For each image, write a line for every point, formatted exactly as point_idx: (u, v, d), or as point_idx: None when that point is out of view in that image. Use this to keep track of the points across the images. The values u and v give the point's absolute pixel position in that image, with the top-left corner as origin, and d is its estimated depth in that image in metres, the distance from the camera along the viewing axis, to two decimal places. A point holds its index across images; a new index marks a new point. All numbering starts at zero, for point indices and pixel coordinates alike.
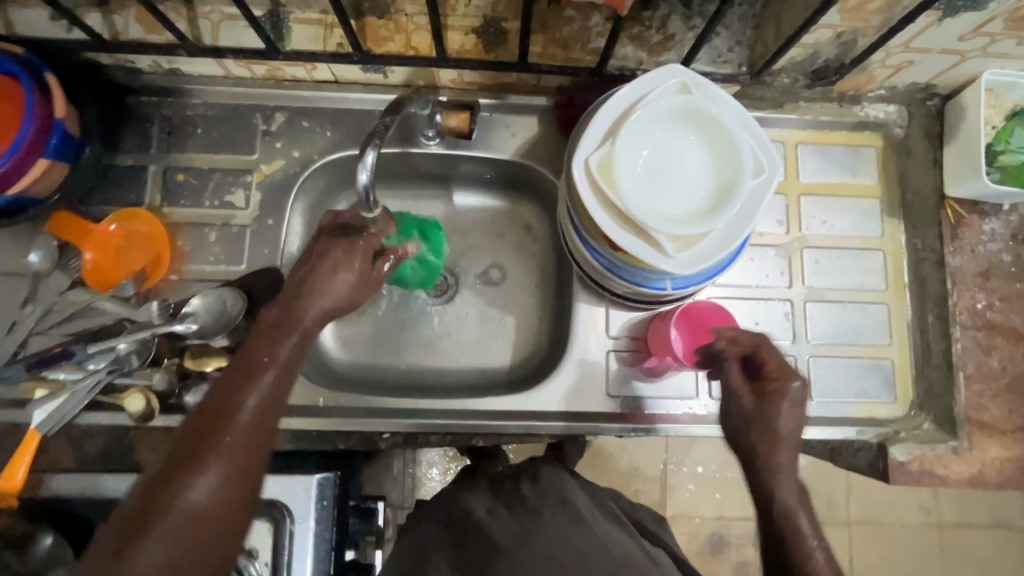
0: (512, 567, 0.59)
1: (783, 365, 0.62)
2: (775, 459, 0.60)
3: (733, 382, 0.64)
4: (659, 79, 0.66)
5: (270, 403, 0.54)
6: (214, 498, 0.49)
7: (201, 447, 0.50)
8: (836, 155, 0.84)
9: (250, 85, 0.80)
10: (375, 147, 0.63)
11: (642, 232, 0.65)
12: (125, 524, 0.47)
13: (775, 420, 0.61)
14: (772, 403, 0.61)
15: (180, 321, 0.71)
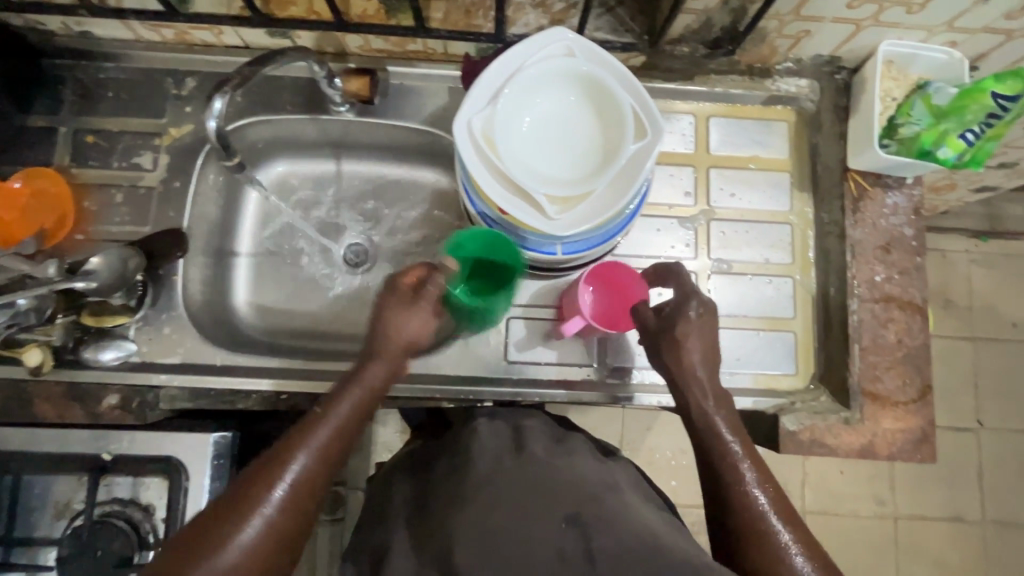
0: (480, 496, 0.58)
1: (682, 289, 0.68)
2: (693, 376, 0.65)
3: (642, 310, 0.70)
4: (543, 42, 0.66)
5: (330, 447, 0.59)
6: (261, 541, 0.54)
7: (212, 549, 0.52)
8: (748, 128, 0.84)
9: (162, 50, 0.81)
10: (222, 93, 0.63)
11: (526, 194, 0.65)
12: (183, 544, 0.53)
13: (683, 336, 0.66)
14: (677, 327, 0.66)
15: (81, 277, 0.70)
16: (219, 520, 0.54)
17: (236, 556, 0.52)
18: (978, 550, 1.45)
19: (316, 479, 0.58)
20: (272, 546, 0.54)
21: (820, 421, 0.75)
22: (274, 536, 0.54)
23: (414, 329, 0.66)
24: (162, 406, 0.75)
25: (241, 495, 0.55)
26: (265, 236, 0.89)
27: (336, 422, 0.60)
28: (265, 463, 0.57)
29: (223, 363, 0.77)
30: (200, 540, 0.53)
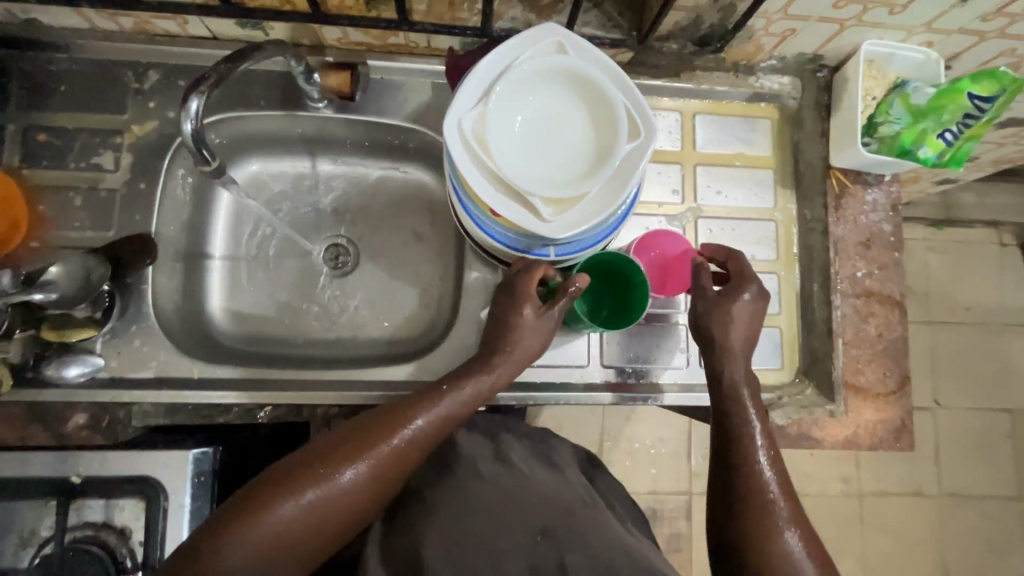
0: (457, 509, 0.59)
1: (743, 271, 0.69)
2: (729, 349, 0.67)
3: (703, 280, 0.70)
4: (533, 38, 0.64)
5: (433, 429, 0.63)
6: (353, 494, 0.58)
7: (332, 469, 0.58)
8: (732, 125, 0.84)
9: (119, 40, 0.75)
10: (197, 94, 0.59)
11: (520, 196, 0.64)
12: (285, 473, 0.57)
13: (733, 313, 0.68)
14: (728, 304, 0.68)
15: (39, 289, 0.66)
16: (344, 447, 0.59)
17: (348, 485, 0.58)
18: (936, 522, 1.54)
19: (425, 444, 0.62)
20: (374, 492, 0.59)
21: (807, 415, 0.77)
22: (379, 483, 0.59)
23: (533, 338, 0.68)
24: (136, 424, 0.71)
25: (370, 431, 0.61)
26: (242, 238, 0.86)
27: (446, 408, 0.63)
28: (397, 407, 0.63)
29: (200, 376, 0.72)
30: (330, 455, 0.58)
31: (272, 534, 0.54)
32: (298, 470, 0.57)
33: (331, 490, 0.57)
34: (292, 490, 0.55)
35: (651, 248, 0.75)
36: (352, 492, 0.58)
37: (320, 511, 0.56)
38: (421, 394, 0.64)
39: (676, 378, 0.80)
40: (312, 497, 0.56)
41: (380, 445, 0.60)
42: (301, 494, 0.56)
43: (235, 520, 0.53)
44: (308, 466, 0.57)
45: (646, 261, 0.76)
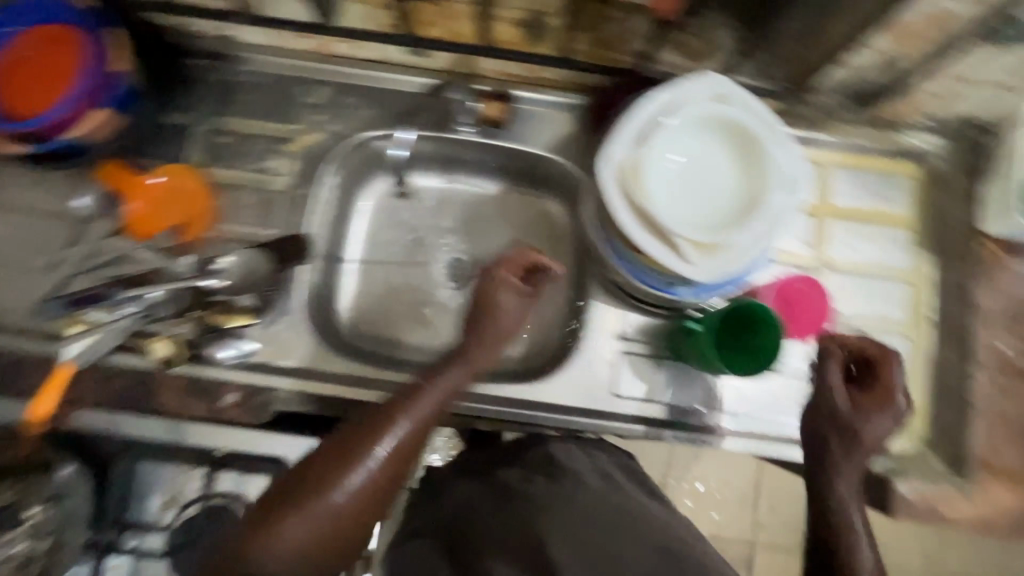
0: (568, 516, 0.65)
1: (890, 376, 0.62)
2: (849, 461, 0.61)
3: (829, 375, 0.63)
4: (695, 85, 0.66)
5: (398, 451, 0.61)
6: (346, 511, 0.59)
7: (324, 491, 0.58)
8: (870, 180, 0.82)
9: (298, 57, 0.83)
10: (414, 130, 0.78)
11: (666, 237, 0.66)
12: (272, 501, 0.59)
13: (870, 420, 0.61)
14: (870, 413, 0.61)
15: (212, 275, 0.73)
16: (333, 466, 0.59)
17: (353, 488, 0.59)
18: None
19: (409, 448, 0.62)
20: (371, 494, 0.60)
21: (935, 488, 0.74)
22: (377, 487, 0.60)
23: (507, 317, 0.72)
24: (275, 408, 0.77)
25: (348, 449, 0.60)
26: (374, 244, 0.90)
27: (407, 430, 0.61)
28: (375, 425, 0.61)
29: (335, 370, 0.78)
30: (320, 470, 0.59)
31: (299, 545, 0.57)
32: (300, 485, 0.58)
33: (322, 512, 0.58)
34: (290, 508, 0.57)
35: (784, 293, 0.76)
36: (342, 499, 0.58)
37: (321, 522, 0.57)
38: (379, 417, 0.62)
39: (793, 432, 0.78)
40: (309, 513, 0.57)
41: (370, 451, 0.60)
42: (304, 510, 0.57)
43: (257, 540, 0.56)
44: (302, 483, 0.58)
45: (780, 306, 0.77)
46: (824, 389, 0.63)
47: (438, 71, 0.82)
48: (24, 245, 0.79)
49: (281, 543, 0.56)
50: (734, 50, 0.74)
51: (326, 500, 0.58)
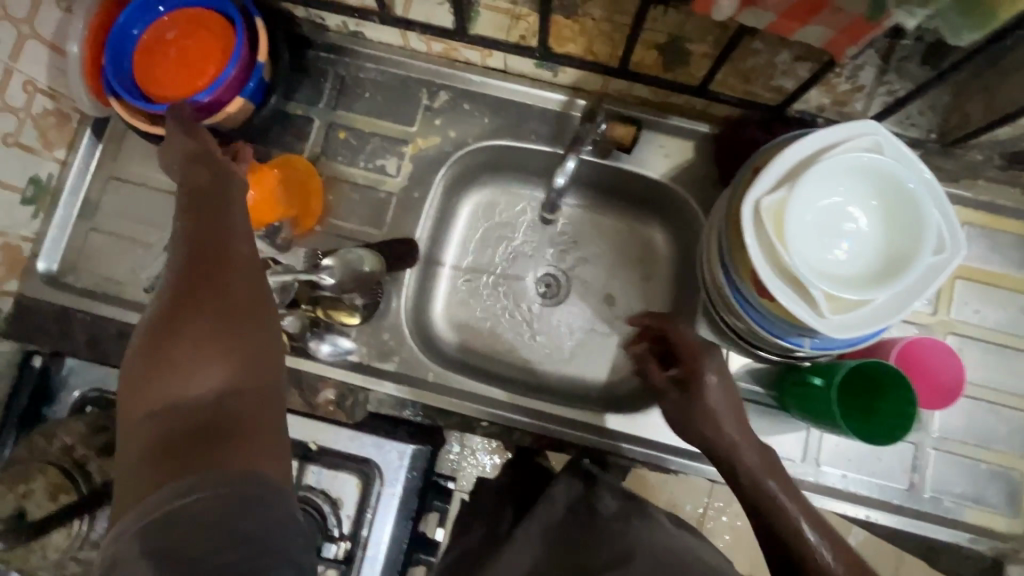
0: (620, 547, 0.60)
1: (694, 349, 0.67)
2: (726, 435, 0.64)
3: (652, 372, 0.69)
4: (852, 132, 0.62)
5: (178, 246, 0.53)
6: (219, 318, 0.48)
7: (189, 306, 0.48)
8: (1005, 244, 0.78)
9: (423, 60, 0.82)
10: (576, 157, 0.75)
11: (799, 286, 0.63)
12: (142, 361, 0.47)
13: (706, 391, 0.65)
14: (699, 387, 0.65)
15: (321, 273, 0.73)
16: (177, 289, 0.49)
17: (212, 294, 0.49)
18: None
19: (224, 241, 0.53)
20: (245, 282, 0.51)
21: None
22: (237, 280, 0.51)
23: (174, 149, 0.62)
24: (370, 407, 0.80)
25: (210, 254, 0.52)
26: (471, 250, 0.89)
27: (189, 225, 0.54)
28: (194, 228, 0.54)
29: (432, 379, 0.79)
30: (164, 298, 0.49)
31: (191, 361, 0.46)
32: (176, 296, 0.49)
33: (194, 327, 0.47)
34: (176, 319, 0.47)
35: (912, 355, 0.68)
36: (225, 297, 0.49)
37: (215, 314, 0.48)
38: (204, 207, 0.56)
39: (896, 497, 0.75)
40: (198, 308, 0.48)
41: (191, 277, 0.50)
42: (190, 312, 0.48)
43: (136, 378, 0.46)
44: (182, 288, 0.49)
45: (908, 369, 0.68)
46: (650, 385, 0.70)
47: (563, 87, 0.81)
48: (144, 219, 0.81)
49: (166, 384, 0.45)
50: (883, 97, 0.71)
51: (189, 312, 0.48)
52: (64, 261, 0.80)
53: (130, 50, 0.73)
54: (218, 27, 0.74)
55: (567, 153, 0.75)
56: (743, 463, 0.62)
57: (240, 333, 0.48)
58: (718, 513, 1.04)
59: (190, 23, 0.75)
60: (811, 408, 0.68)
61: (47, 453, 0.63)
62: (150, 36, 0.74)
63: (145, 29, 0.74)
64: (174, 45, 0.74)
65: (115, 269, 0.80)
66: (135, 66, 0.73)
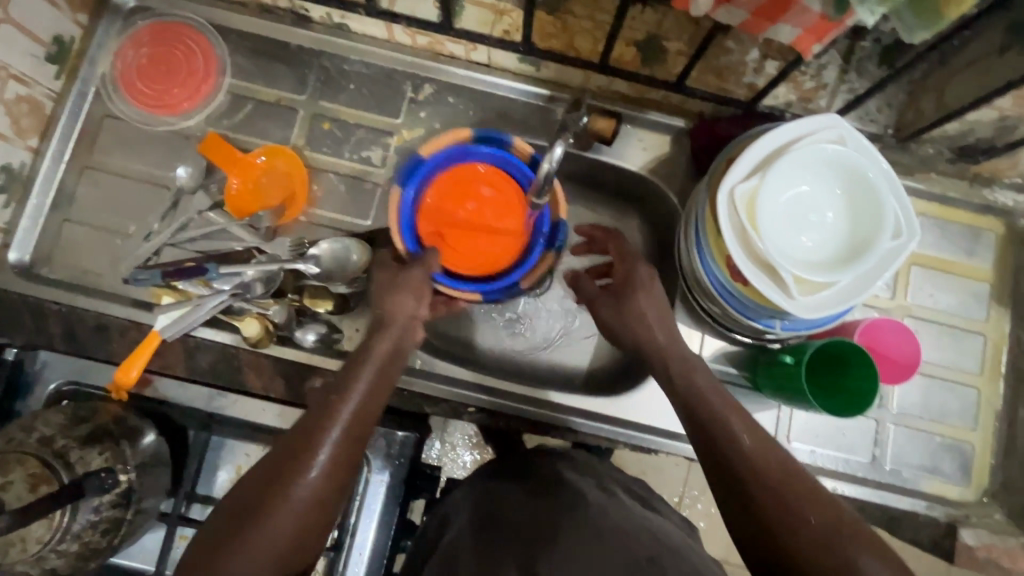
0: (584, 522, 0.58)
1: (624, 252, 0.71)
2: (663, 348, 0.63)
3: (585, 285, 0.73)
4: (817, 126, 0.67)
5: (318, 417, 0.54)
6: (294, 529, 0.50)
7: (280, 499, 0.50)
8: (956, 233, 0.84)
9: (407, 52, 0.83)
10: (564, 142, 0.66)
11: (771, 271, 0.67)
12: (227, 517, 0.50)
13: (640, 303, 0.66)
14: (631, 293, 0.67)
15: (306, 261, 0.75)
16: (283, 469, 0.51)
17: (302, 499, 0.50)
18: None
19: (328, 464, 0.52)
20: (314, 521, 0.51)
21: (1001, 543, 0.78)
22: (315, 511, 0.51)
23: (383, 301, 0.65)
24: None
25: (335, 456, 0.53)
26: None
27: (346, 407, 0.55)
28: (310, 424, 0.54)
29: (420, 367, 0.82)
30: (259, 477, 0.51)
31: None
32: (256, 492, 0.50)
33: (271, 526, 0.49)
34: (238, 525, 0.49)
35: (875, 336, 0.73)
36: (287, 524, 0.49)
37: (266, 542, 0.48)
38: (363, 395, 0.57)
39: (859, 471, 0.80)
40: (259, 524, 0.48)
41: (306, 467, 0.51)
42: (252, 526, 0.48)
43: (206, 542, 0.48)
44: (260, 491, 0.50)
45: (871, 349, 0.73)
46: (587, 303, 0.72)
47: (545, 81, 0.83)
48: (121, 210, 0.80)
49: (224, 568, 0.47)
50: (845, 95, 0.76)
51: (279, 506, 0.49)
52: (38, 251, 0.78)
53: (437, 188, 0.79)
54: (518, 219, 0.79)
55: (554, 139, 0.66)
56: (689, 382, 0.60)
57: (279, 566, 0.49)
58: (693, 501, 1.08)
59: (498, 202, 0.79)
60: (781, 384, 0.72)
61: (24, 444, 0.61)
62: (476, 169, 0.79)
63: (453, 172, 0.79)
64: (479, 204, 0.79)
65: (91, 261, 0.78)
66: (430, 181, 0.79)
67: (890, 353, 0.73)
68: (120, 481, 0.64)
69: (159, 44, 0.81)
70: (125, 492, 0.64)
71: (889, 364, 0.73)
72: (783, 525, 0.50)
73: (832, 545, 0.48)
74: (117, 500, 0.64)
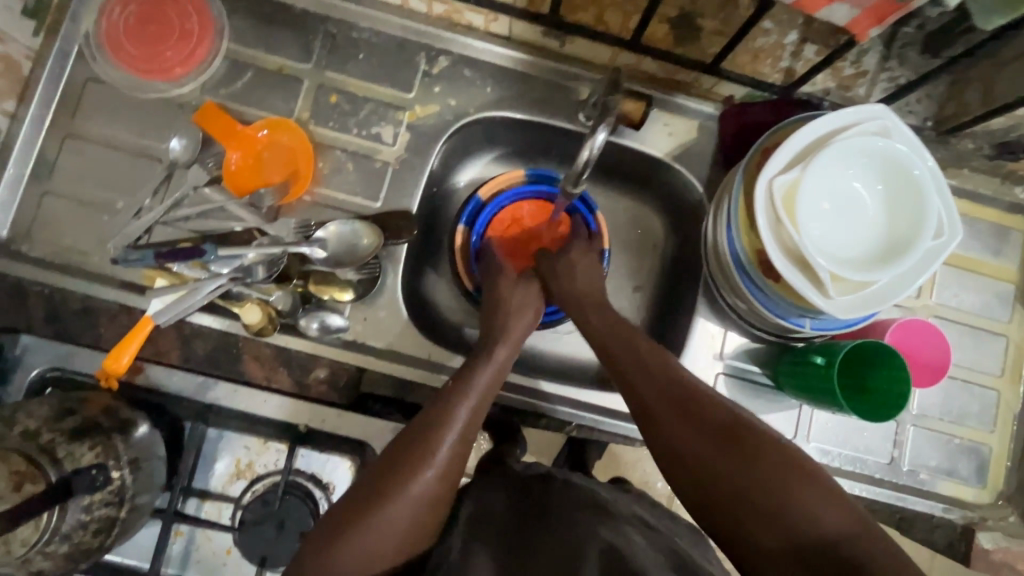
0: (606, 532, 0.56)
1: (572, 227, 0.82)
2: (580, 292, 0.73)
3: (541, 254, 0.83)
4: (862, 116, 0.63)
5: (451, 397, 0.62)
6: (427, 496, 0.57)
7: (419, 468, 0.57)
8: (983, 232, 0.82)
9: (422, 21, 0.77)
10: (609, 126, 0.60)
11: (806, 268, 0.64)
12: (373, 479, 0.57)
13: (573, 260, 0.76)
14: (565, 253, 0.77)
15: (310, 244, 0.70)
16: (421, 443, 0.58)
17: (436, 472, 0.57)
18: None
19: (463, 449, 0.60)
20: (433, 505, 0.57)
21: None
22: (446, 483, 0.58)
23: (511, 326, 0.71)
24: (362, 388, 0.76)
25: (466, 436, 0.60)
26: None
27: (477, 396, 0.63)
28: (443, 405, 0.61)
29: (432, 359, 0.75)
30: (398, 443, 0.59)
31: (335, 575, 0.53)
32: (364, 499, 0.55)
33: (412, 493, 0.56)
34: (386, 492, 0.55)
35: (910, 335, 0.70)
36: (423, 495, 0.56)
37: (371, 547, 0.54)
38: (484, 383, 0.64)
39: (877, 472, 0.78)
40: (367, 532, 0.54)
41: (440, 441, 0.59)
42: (358, 531, 0.54)
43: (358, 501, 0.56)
44: (366, 500, 0.55)
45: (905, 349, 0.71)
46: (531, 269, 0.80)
47: (569, 58, 0.78)
48: (109, 183, 0.73)
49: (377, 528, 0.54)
50: (885, 84, 0.73)
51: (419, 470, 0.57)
52: (16, 226, 0.72)
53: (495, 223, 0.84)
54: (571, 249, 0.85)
55: (596, 123, 0.61)
56: (606, 315, 0.71)
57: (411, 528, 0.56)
58: None
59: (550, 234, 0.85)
60: (809, 387, 0.70)
61: (6, 439, 0.56)
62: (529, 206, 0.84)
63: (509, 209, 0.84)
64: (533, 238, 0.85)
65: (75, 238, 0.72)
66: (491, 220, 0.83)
67: (923, 355, 0.71)
68: (112, 478, 0.60)
69: (148, 2, 0.74)
70: (117, 489, 0.60)
71: (923, 364, 0.71)
72: (688, 436, 0.58)
73: (729, 443, 0.56)
74: (109, 499, 0.59)
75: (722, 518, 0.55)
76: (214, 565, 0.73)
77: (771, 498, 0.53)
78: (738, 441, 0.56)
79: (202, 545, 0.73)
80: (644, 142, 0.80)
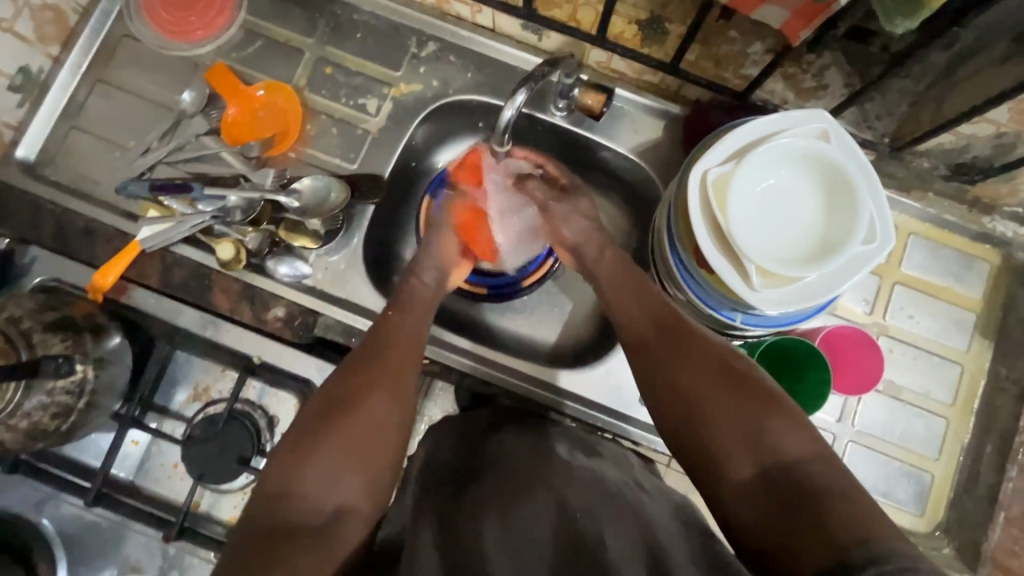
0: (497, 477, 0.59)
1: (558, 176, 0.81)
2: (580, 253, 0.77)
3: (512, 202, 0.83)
4: (803, 120, 0.66)
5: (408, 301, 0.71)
6: (395, 385, 0.64)
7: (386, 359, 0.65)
8: (947, 257, 0.81)
9: (415, 8, 0.84)
10: (527, 89, 0.68)
11: (734, 259, 0.66)
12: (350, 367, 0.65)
13: (564, 218, 0.78)
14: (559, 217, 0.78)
15: (287, 194, 0.77)
16: (387, 339, 0.66)
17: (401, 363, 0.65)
18: None
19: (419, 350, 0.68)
20: (400, 394, 0.64)
21: None
22: (408, 376, 0.65)
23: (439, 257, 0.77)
24: (316, 331, 0.79)
25: (421, 339, 0.69)
26: None
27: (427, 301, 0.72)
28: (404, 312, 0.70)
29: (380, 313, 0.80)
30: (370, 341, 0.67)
31: (312, 445, 0.59)
32: (341, 386, 0.63)
33: (384, 379, 0.63)
34: (361, 379, 0.63)
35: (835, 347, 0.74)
36: (394, 382, 0.64)
37: (344, 434, 0.59)
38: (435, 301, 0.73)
39: None
40: (346, 409, 0.61)
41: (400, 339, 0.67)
42: (335, 408, 0.61)
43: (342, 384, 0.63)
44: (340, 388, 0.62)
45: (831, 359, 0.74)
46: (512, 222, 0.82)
47: (546, 53, 0.83)
48: (126, 125, 0.84)
49: (360, 401, 0.62)
50: None
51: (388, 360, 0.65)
52: (43, 153, 0.82)
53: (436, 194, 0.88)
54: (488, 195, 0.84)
55: (518, 85, 0.69)
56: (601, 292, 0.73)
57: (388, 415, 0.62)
58: None
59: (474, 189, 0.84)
60: None
61: None
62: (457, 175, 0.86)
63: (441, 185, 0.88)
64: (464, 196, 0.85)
65: (90, 168, 0.82)
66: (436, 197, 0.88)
67: (843, 367, 0.74)
68: (76, 370, 0.67)
69: None
70: (78, 382, 0.67)
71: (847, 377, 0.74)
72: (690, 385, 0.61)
73: (728, 397, 0.59)
74: (70, 388, 0.67)
75: (703, 459, 0.58)
76: (161, 476, 0.80)
77: (748, 431, 0.57)
78: (743, 395, 0.59)
79: (154, 456, 0.80)
80: (609, 135, 0.84)
